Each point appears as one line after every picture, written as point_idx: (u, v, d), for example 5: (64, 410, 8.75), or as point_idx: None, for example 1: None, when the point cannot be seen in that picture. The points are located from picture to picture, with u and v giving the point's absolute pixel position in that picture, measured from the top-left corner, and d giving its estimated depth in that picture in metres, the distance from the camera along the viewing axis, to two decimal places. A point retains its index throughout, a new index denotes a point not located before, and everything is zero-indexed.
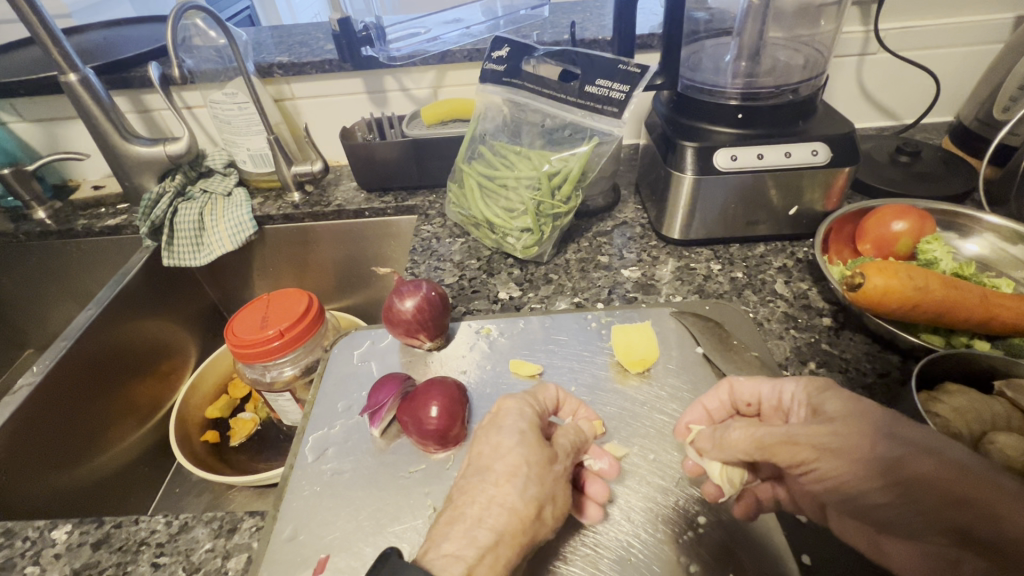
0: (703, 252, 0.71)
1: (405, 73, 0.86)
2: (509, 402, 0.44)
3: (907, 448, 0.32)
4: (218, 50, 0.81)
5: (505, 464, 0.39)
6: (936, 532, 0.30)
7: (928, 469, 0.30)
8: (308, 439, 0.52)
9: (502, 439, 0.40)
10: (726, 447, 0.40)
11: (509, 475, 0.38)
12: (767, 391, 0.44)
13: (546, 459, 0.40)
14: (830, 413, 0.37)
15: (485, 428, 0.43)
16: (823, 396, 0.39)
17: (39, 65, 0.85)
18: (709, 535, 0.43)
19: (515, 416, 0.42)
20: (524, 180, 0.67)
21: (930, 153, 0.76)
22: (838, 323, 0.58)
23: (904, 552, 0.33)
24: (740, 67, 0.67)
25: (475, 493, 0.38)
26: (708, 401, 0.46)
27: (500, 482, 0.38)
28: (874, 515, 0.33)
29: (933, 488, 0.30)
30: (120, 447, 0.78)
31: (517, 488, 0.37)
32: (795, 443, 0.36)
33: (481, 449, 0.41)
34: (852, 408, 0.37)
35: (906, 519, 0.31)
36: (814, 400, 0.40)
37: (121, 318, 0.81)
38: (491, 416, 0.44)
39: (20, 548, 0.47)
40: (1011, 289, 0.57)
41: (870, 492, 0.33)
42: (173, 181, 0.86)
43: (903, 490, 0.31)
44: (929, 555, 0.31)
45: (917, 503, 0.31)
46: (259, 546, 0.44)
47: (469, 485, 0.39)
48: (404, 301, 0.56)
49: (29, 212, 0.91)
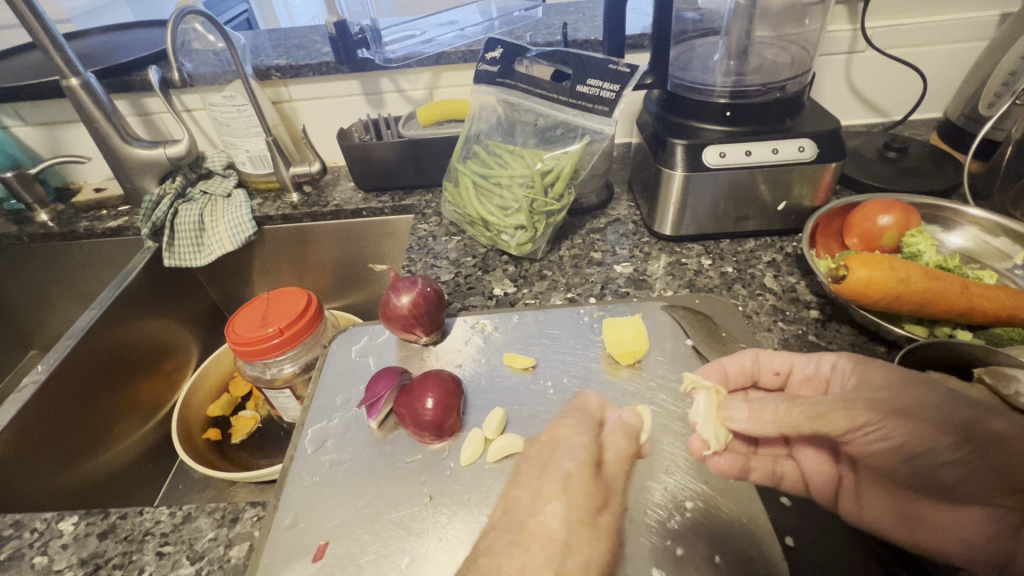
0: (695, 247, 0.72)
1: (401, 75, 0.87)
2: (563, 431, 0.40)
3: (973, 409, 0.34)
4: (217, 53, 0.83)
5: (540, 520, 0.34)
6: (1005, 494, 0.33)
7: (1005, 429, 0.33)
8: (307, 431, 0.53)
9: (543, 486, 0.35)
10: (763, 420, 0.38)
11: (543, 538, 0.33)
12: (801, 360, 0.46)
13: (591, 510, 0.35)
14: (876, 381, 0.39)
15: (531, 464, 0.37)
16: (866, 365, 0.41)
17: (42, 70, 0.87)
18: (696, 520, 0.44)
19: (564, 455, 0.37)
20: (518, 178, 0.68)
21: (917, 149, 0.78)
22: (825, 315, 0.60)
23: (955, 521, 0.35)
24: (728, 66, 0.69)
25: (506, 557, 0.31)
26: (730, 363, 0.47)
27: (533, 549, 0.32)
28: (930, 476, 0.36)
29: (1008, 448, 0.32)
30: (124, 444, 0.80)
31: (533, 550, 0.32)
32: (852, 408, 0.36)
33: (517, 495, 0.36)
34: (898, 376, 0.38)
35: (973, 478, 0.34)
36: (856, 370, 0.42)
37: (125, 317, 0.83)
38: (541, 446, 0.39)
39: (29, 539, 0.49)
40: (994, 280, 0.58)
41: (941, 447, 0.34)
42: (173, 183, 0.88)
43: (977, 449, 0.33)
44: (988, 518, 0.34)
45: (991, 462, 0.33)
46: (260, 534, 0.46)
47: (496, 546, 0.32)
48: (400, 297, 0.58)
49: (32, 215, 0.92)
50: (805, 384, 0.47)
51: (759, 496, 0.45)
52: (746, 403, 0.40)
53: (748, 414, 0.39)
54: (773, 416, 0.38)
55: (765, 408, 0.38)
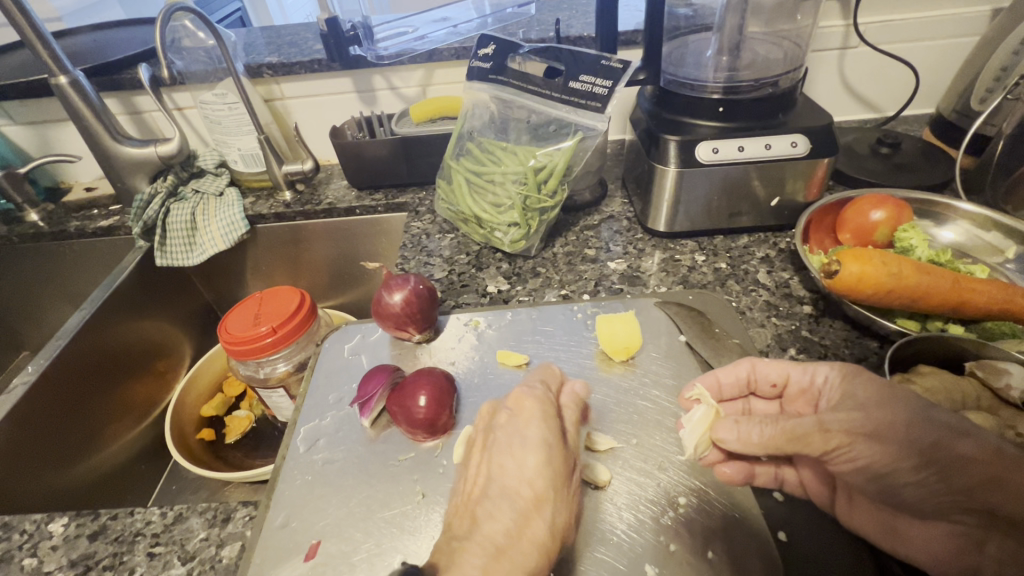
0: (688, 243, 0.72)
1: (394, 72, 0.87)
2: (526, 398, 0.44)
3: (941, 430, 0.34)
4: (207, 51, 0.82)
5: (530, 489, 0.40)
6: (964, 511, 0.33)
7: (967, 452, 0.33)
8: (299, 430, 0.53)
9: (522, 456, 0.41)
10: (752, 442, 0.38)
11: (536, 503, 0.40)
12: (796, 372, 0.45)
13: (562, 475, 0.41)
14: (860, 397, 0.38)
15: (505, 432, 0.43)
16: (855, 379, 0.40)
17: (31, 68, 0.86)
18: (689, 515, 0.44)
19: (530, 424, 0.42)
20: (511, 175, 0.68)
21: (909, 145, 0.78)
22: (818, 311, 0.60)
23: (923, 533, 0.36)
24: (721, 61, 0.69)
25: (502, 522, 0.39)
26: (723, 375, 0.48)
27: (527, 512, 0.39)
28: (898, 495, 0.36)
29: (970, 471, 0.32)
30: (117, 444, 0.79)
31: (520, 513, 0.39)
32: (827, 430, 0.36)
33: (502, 464, 0.41)
34: (883, 392, 0.37)
35: (936, 498, 0.34)
36: (843, 384, 0.41)
37: (114, 317, 0.82)
38: (510, 413, 0.44)
39: (18, 541, 0.48)
40: (985, 274, 0.58)
41: (903, 470, 0.35)
42: (165, 182, 0.87)
43: (938, 470, 0.33)
44: (953, 535, 0.34)
45: (952, 483, 0.33)
46: (251, 534, 0.45)
47: (493, 510, 0.39)
48: (392, 295, 0.57)
49: (22, 215, 0.91)
50: (801, 397, 0.46)
51: (752, 492, 0.45)
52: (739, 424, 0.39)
53: (735, 437, 0.39)
54: (760, 437, 0.38)
55: (750, 432, 0.38)
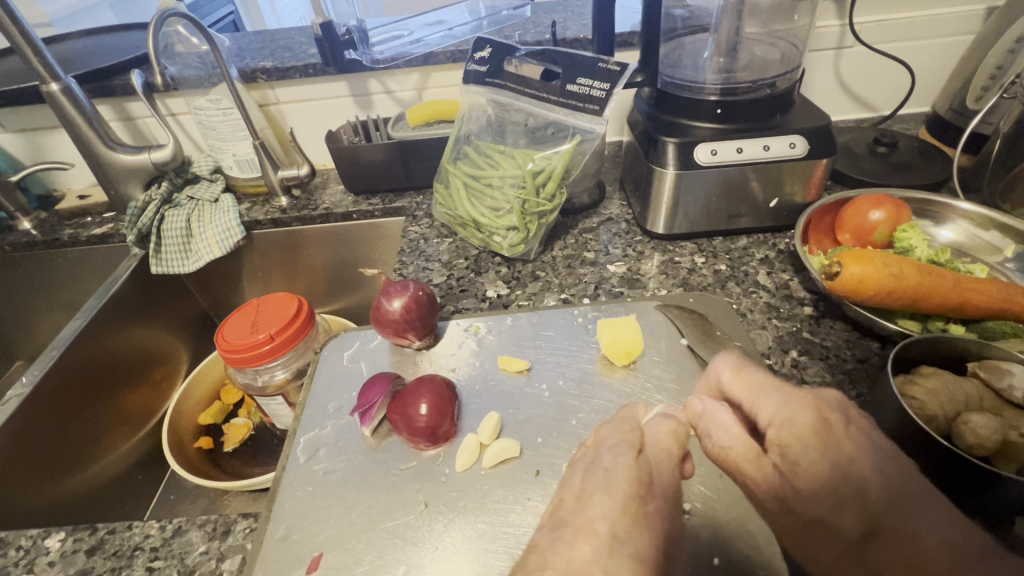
0: (687, 245, 0.72)
1: (389, 75, 0.86)
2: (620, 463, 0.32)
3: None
4: (200, 56, 0.81)
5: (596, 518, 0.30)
6: None
7: None
8: (300, 439, 0.52)
9: (589, 481, 0.32)
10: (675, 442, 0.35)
11: (587, 532, 0.29)
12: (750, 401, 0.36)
13: (641, 496, 0.31)
14: (796, 481, 0.32)
15: (581, 469, 0.33)
16: (799, 448, 0.33)
17: (22, 75, 0.85)
18: (695, 521, 0.44)
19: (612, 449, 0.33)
20: (509, 179, 0.68)
21: (906, 143, 0.78)
22: (818, 312, 0.60)
23: None
24: (718, 63, 0.69)
25: (557, 563, 0.28)
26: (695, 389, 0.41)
27: (578, 542, 0.29)
28: None
29: None
30: (111, 456, 0.78)
31: (600, 553, 0.28)
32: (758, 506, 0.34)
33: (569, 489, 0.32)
34: (818, 489, 0.31)
35: None
36: (786, 444, 0.33)
37: (109, 326, 0.81)
38: (587, 453, 0.34)
39: (14, 557, 0.48)
40: (984, 274, 0.58)
41: None
42: (159, 189, 0.86)
43: None
44: None
45: None
46: (252, 547, 0.45)
47: (545, 542, 0.29)
48: (392, 301, 0.57)
49: (14, 223, 0.90)
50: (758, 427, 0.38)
51: None
52: (710, 426, 0.35)
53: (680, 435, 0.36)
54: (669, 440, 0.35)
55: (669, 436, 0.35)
